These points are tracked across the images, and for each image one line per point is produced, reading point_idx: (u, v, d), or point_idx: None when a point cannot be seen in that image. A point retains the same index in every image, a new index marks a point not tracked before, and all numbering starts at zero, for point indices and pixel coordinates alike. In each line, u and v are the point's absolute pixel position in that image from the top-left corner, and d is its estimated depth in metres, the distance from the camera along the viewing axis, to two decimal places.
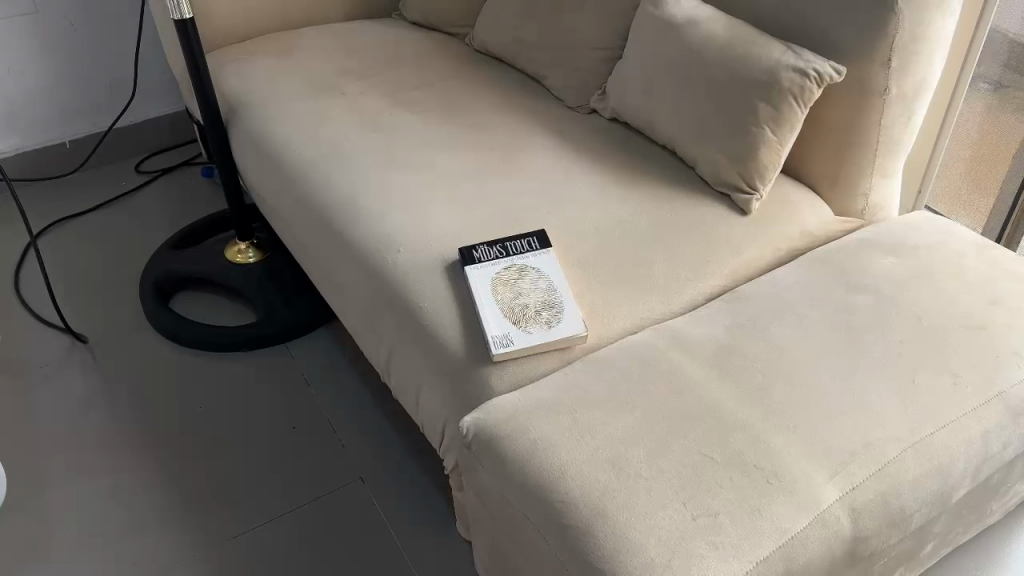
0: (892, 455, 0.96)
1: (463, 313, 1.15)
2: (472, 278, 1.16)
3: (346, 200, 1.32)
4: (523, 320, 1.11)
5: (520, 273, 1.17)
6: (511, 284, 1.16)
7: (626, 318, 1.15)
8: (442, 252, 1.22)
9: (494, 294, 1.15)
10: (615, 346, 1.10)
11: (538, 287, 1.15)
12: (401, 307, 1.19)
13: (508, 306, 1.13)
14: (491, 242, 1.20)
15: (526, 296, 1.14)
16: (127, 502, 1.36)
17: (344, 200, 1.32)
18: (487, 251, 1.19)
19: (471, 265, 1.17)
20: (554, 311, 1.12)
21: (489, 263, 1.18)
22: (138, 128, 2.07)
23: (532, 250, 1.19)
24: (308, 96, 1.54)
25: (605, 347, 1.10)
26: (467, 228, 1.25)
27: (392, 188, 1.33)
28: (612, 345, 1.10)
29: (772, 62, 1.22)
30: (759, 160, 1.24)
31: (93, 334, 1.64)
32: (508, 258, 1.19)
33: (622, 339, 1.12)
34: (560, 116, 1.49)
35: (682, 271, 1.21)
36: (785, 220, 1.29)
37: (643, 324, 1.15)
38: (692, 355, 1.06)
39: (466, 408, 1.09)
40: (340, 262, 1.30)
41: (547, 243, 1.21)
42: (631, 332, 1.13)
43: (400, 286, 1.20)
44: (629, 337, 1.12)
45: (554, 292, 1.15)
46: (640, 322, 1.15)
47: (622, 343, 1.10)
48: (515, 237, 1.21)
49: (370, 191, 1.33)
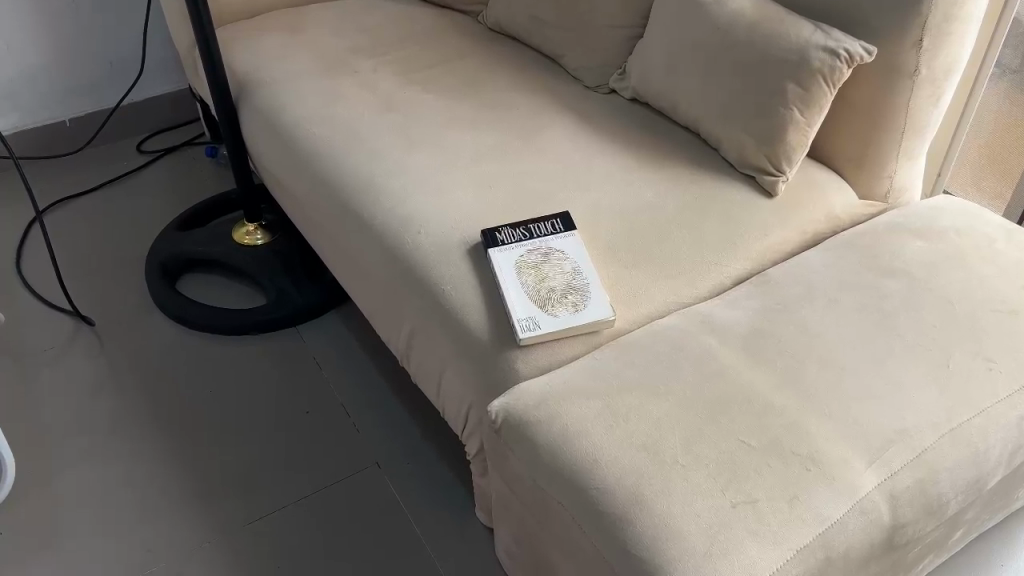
0: (929, 441, 0.95)
1: (487, 297, 1.13)
2: (497, 261, 1.14)
3: (363, 180, 1.29)
4: (549, 303, 1.09)
5: (546, 255, 1.15)
6: (537, 267, 1.13)
7: (653, 302, 1.13)
8: (463, 235, 1.20)
9: (519, 277, 1.12)
10: (644, 331, 1.08)
11: (564, 271, 1.13)
12: (423, 291, 1.16)
13: (534, 289, 1.11)
14: (515, 223, 1.18)
15: (552, 279, 1.12)
16: (139, 489, 1.34)
17: (361, 181, 1.29)
18: (511, 234, 1.17)
19: (495, 248, 1.15)
20: (581, 294, 1.10)
21: (513, 245, 1.16)
22: (141, 107, 2.02)
23: (557, 233, 1.17)
24: (320, 74, 1.50)
25: (634, 331, 1.08)
26: (488, 211, 1.23)
27: (410, 169, 1.30)
28: (641, 329, 1.08)
29: (801, 43, 1.19)
30: (786, 142, 1.22)
31: (100, 318, 1.61)
32: (533, 241, 1.16)
33: (650, 323, 1.10)
34: (578, 96, 1.47)
35: (708, 256, 1.18)
36: (810, 204, 1.27)
37: (670, 309, 1.13)
38: (723, 338, 1.04)
39: (491, 394, 1.07)
40: (357, 244, 1.27)
41: (572, 225, 1.18)
42: (659, 317, 1.11)
43: (421, 270, 1.17)
44: (657, 322, 1.10)
45: (581, 275, 1.12)
46: (667, 307, 1.13)
47: (651, 327, 1.08)
48: (539, 220, 1.18)
49: (387, 171, 1.30)
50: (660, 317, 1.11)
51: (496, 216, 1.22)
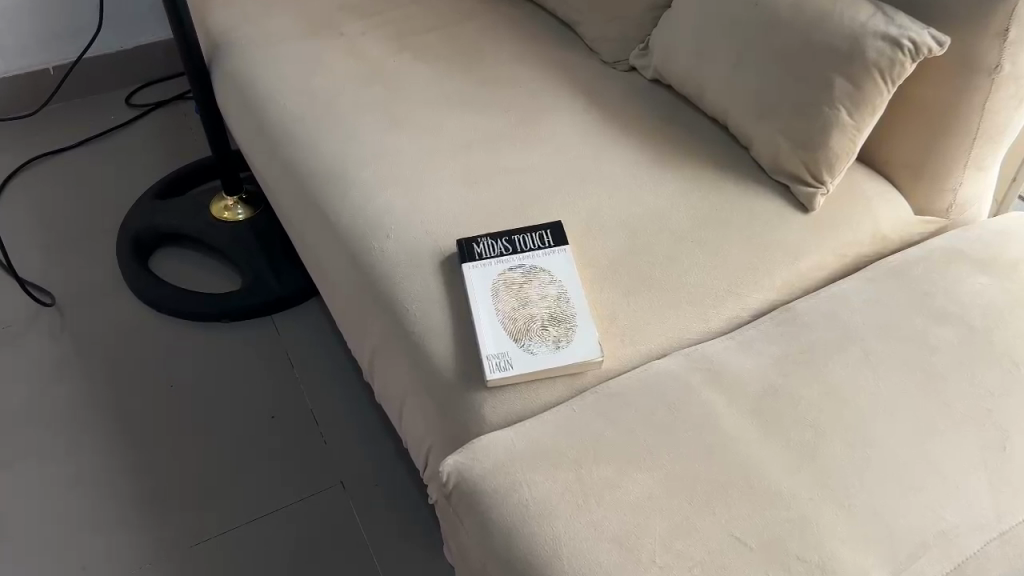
0: (972, 548, 0.77)
1: (457, 323, 0.96)
2: (470, 280, 0.97)
3: (332, 168, 1.12)
4: (527, 337, 0.92)
5: (528, 276, 0.97)
6: (517, 290, 0.96)
7: (652, 338, 0.95)
8: (439, 242, 1.02)
9: (495, 301, 0.95)
10: (637, 377, 0.90)
11: (548, 296, 0.95)
12: (387, 308, 1.00)
13: (511, 317, 0.94)
14: (497, 234, 1.01)
15: (532, 305, 0.95)
16: (83, 493, 1.21)
17: (330, 169, 1.12)
18: (490, 247, 1.00)
19: (470, 262, 0.98)
20: (565, 327, 0.93)
21: (492, 261, 0.98)
22: (130, 55, 1.87)
23: (544, 248, 1.00)
24: (303, 36, 1.32)
25: (625, 376, 0.91)
26: (471, 219, 1.05)
27: (387, 156, 1.13)
28: (634, 374, 0.91)
29: (857, 29, 0.98)
30: (829, 149, 1.02)
31: (64, 293, 1.48)
32: (515, 256, 0.99)
33: (646, 367, 0.92)
34: (592, 73, 1.26)
35: (726, 282, 1.00)
36: (854, 222, 1.06)
37: (673, 348, 0.95)
38: (732, 396, 0.87)
39: (453, 440, 0.91)
40: (322, 243, 1.11)
41: (564, 238, 1.00)
42: (660, 358, 0.93)
43: (387, 283, 1.01)
44: (655, 364, 0.92)
45: (567, 302, 0.95)
46: (670, 346, 0.95)
47: (646, 372, 0.91)
48: (524, 232, 1.01)
49: (360, 158, 1.13)
50: (660, 357, 0.94)
51: (482, 223, 1.04)
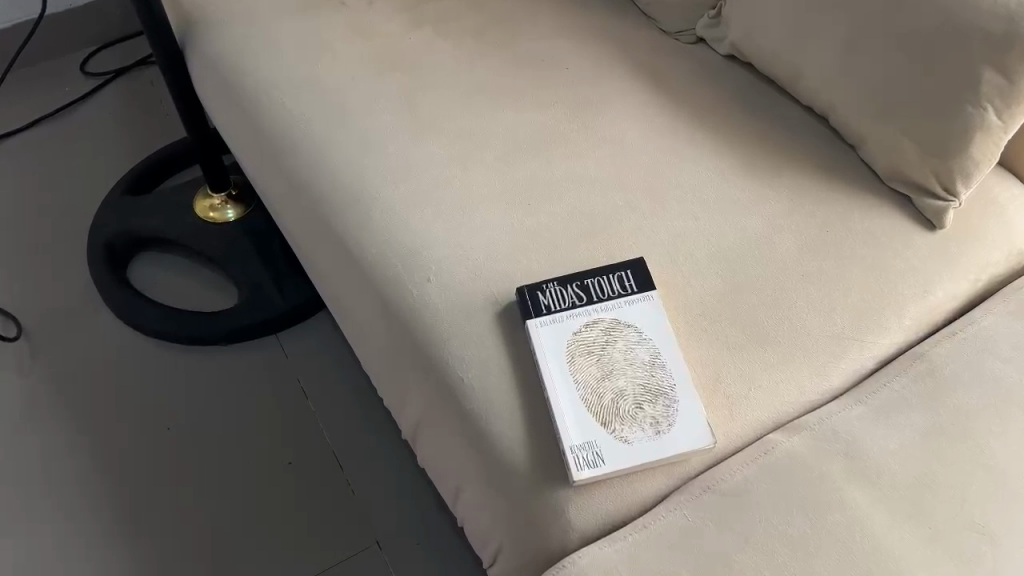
0: None
1: (525, 398, 0.78)
2: (539, 345, 0.78)
3: (350, 187, 0.91)
4: (617, 421, 0.75)
5: (610, 335, 0.79)
6: (598, 355, 0.78)
7: (763, 409, 0.79)
8: (494, 287, 0.83)
9: (572, 372, 0.77)
10: (754, 469, 0.74)
11: (637, 362, 0.78)
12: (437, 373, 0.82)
13: (594, 394, 0.76)
14: (565, 279, 0.82)
15: (620, 375, 0.77)
16: (74, 568, 1.03)
17: (347, 188, 0.91)
18: (560, 297, 0.81)
19: (538, 320, 0.79)
20: (663, 405, 0.75)
21: (563, 317, 0.80)
22: (82, 16, 1.61)
23: (625, 295, 0.81)
24: (297, 9, 1.09)
25: (739, 467, 0.75)
26: (530, 253, 0.85)
27: (416, 169, 0.92)
28: (749, 463, 0.75)
29: (1015, 8, 0.76)
30: (967, 157, 0.83)
31: (31, 314, 1.27)
32: (590, 308, 0.81)
33: (763, 449, 0.76)
34: (652, 47, 1.05)
35: (844, 328, 0.83)
36: (985, 239, 0.89)
37: (788, 420, 0.79)
38: (880, 490, 0.71)
39: (532, 550, 0.74)
40: (344, 281, 0.91)
41: (649, 281, 0.82)
42: (776, 436, 0.77)
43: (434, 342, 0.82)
44: (774, 447, 0.76)
45: (662, 370, 0.77)
46: (785, 418, 0.79)
47: (764, 460, 0.75)
48: (598, 274, 0.82)
49: (383, 173, 0.91)
50: (774, 433, 0.78)
51: (545, 260, 0.84)
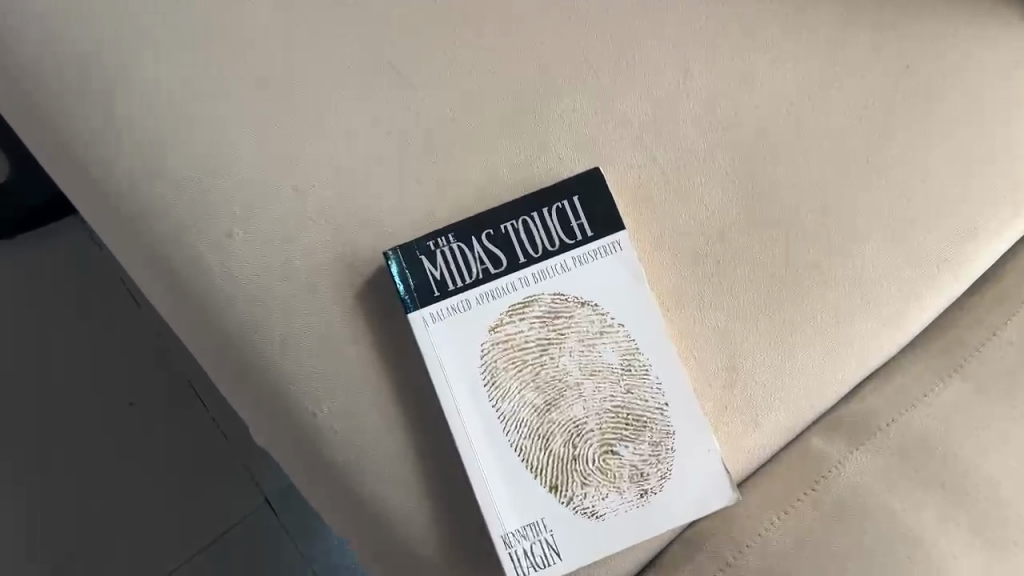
0: None
1: (423, 442, 0.47)
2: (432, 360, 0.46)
3: (54, 53, 0.47)
4: (577, 482, 0.45)
5: (553, 326, 0.46)
6: (537, 365, 0.46)
7: (802, 401, 0.49)
8: (350, 245, 0.47)
9: (494, 403, 0.46)
10: (810, 512, 0.47)
11: (603, 373, 0.46)
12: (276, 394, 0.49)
13: (535, 437, 0.45)
14: (467, 227, 0.47)
15: (576, 401, 0.46)
16: None
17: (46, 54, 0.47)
18: (460, 264, 0.47)
19: (426, 315, 0.46)
20: (650, 446, 0.46)
21: (469, 300, 0.47)
22: None
23: (571, 244, 0.47)
24: None
25: (784, 509, 0.47)
26: (402, 173, 0.47)
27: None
28: (799, 500, 0.47)
29: None
30: None
31: None
32: (515, 275, 0.47)
33: (815, 471, 0.48)
34: None
35: (929, 244, 0.50)
36: None
37: (835, 404, 0.50)
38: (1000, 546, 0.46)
39: None
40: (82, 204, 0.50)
41: (610, 213, 0.47)
42: (823, 445, 0.49)
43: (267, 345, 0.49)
44: (833, 468, 0.48)
45: (643, 379, 0.46)
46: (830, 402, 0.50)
47: (823, 493, 0.47)
48: (523, 214, 0.47)
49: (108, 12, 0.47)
50: (816, 433, 0.50)
51: (429, 184, 0.47)
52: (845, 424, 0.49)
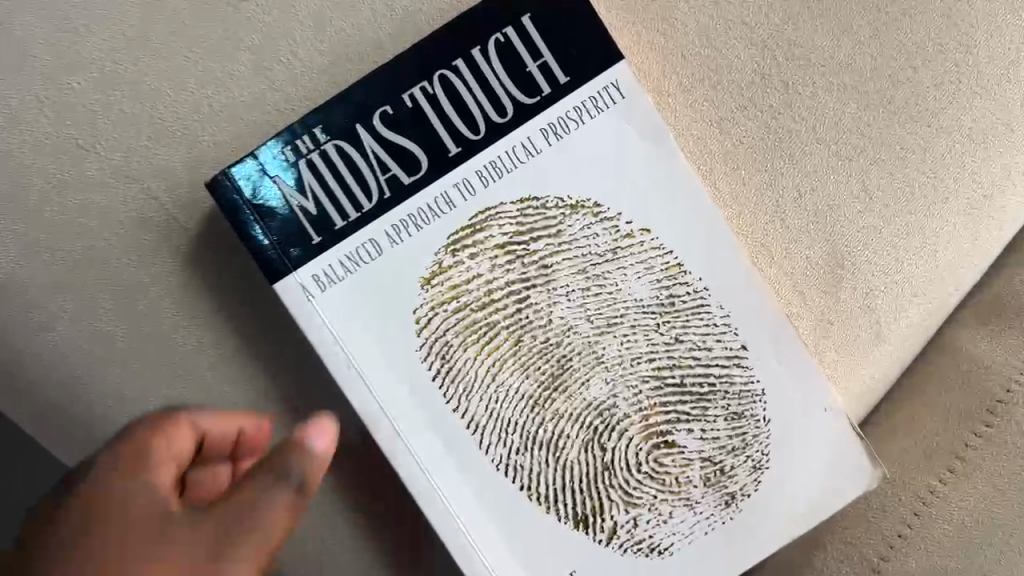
0: None
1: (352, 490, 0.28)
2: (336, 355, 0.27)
3: None
4: (617, 504, 0.27)
5: (529, 257, 0.26)
6: (514, 329, 0.27)
7: (953, 276, 0.28)
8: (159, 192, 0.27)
9: (456, 406, 0.27)
10: (993, 470, 0.25)
11: (629, 321, 0.27)
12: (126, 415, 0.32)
13: (533, 447, 0.27)
14: (346, 114, 0.26)
15: (591, 376, 0.27)
16: None
17: None
18: (348, 181, 0.26)
19: (310, 282, 0.26)
20: (728, 423, 0.27)
21: (379, 239, 0.26)
22: None
23: (534, 102, 0.26)
24: None
25: (948, 465, 0.25)
26: (215, 44, 0.27)
27: None
28: (970, 449, 0.25)
29: None
30: None
31: None
32: (447, 177, 0.26)
33: (980, 393, 0.26)
34: None
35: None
36: None
37: (1000, 263, 0.28)
38: None
39: None
40: None
41: (594, 32, 0.26)
42: (981, 348, 0.26)
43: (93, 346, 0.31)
44: (1014, 384, 0.25)
45: (697, 315, 0.27)
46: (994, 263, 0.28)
47: (1008, 434, 0.25)
48: (437, 69, 0.26)
49: None
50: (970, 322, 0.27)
51: (265, 55, 0.27)
52: (1016, 298, 0.26)
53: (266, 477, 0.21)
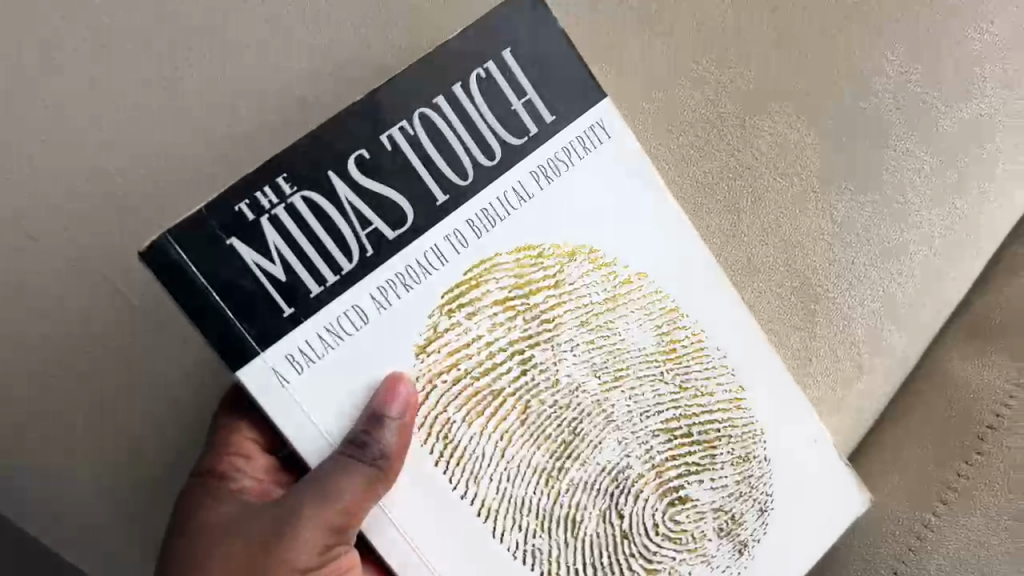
0: None
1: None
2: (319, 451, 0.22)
3: None
4: (639, 573, 0.25)
5: (530, 312, 0.24)
6: (520, 395, 0.24)
7: (913, 303, 0.29)
8: None
9: (465, 492, 0.23)
10: (987, 499, 0.25)
11: (635, 372, 0.25)
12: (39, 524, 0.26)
13: (552, 526, 0.24)
14: (313, 160, 0.22)
15: (603, 437, 0.24)
16: None
17: None
18: (322, 239, 0.22)
19: (283, 364, 0.21)
20: (734, 467, 0.26)
21: (364, 304, 0.22)
22: None
23: (522, 142, 0.24)
24: None
25: (942, 495, 0.26)
26: None
27: None
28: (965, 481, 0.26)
29: None
30: None
31: None
32: (436, 228, 0.23)
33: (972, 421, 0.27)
34: None
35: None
36: None
37: (980, 287, 0.29)
38: None
39: None
40: None
41: (579, 68, 0.24)
42: (969, 371, 0.27)
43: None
44: (1003, 408, 0.26)
45: (698, 358, 0.26)
46: (964, 283, 0.29)
47: (998, 462, 0.26)
48: (416, 107, 0.23)
49: None
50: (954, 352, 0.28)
51: None
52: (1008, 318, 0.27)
53: (345, 455, 0.21)
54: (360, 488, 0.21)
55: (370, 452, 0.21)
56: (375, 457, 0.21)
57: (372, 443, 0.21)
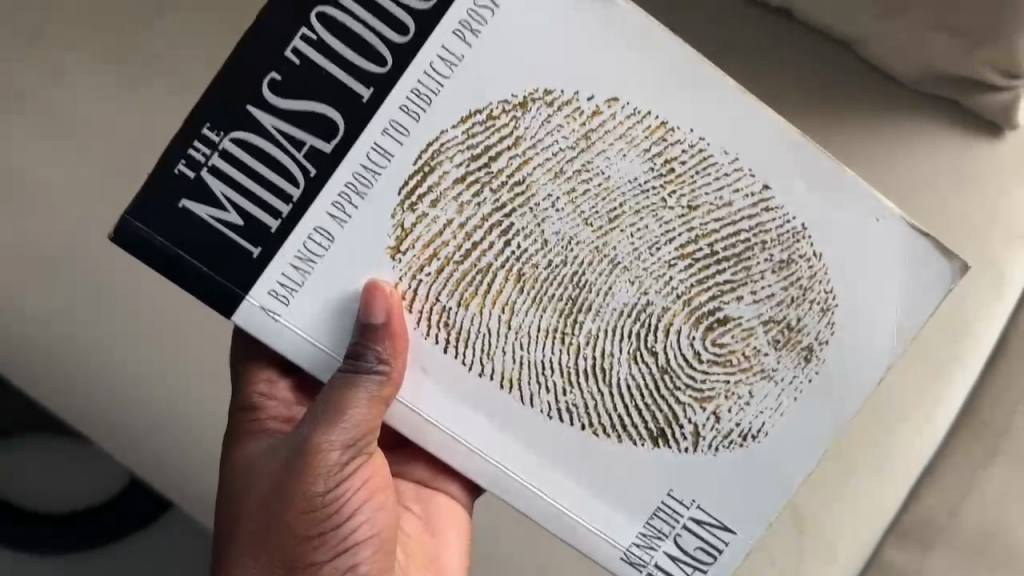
0: None
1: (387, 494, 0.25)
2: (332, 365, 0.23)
3: None
4: (690, 405, 0.24)
5: (497, 181, 0.23)
6: (508, 265, 0.23)
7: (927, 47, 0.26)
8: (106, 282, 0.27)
9: (482, 371, 0.23)
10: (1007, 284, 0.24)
11: (631, 207, 0.23)
12: (157, 444, 0.33)
13: (581, 382, 0.24)
14: (231, 100, 0.22)
15: (613, 282, 0.23)
16: None
17: None
18: (263, 173, 0.22)
19: (269, 300, 0.22)
20: (778, 274, 0.24)
21: (325, 224, 0.22)
22: None
23: (433, 3, 0.22)
24: None
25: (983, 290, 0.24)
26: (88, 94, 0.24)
27: None
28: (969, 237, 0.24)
29: None
30: None
31: None
32: (371, 126, 0.22)
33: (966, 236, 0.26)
34: None
35: (998, 162, 0.30)
36: None
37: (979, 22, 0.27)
38: None
39: None
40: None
41: None
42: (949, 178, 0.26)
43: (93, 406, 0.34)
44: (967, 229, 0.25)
45: (703, 169, 0.23)
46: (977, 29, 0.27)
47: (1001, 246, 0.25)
48: (313, 8, 0.22)
49: None
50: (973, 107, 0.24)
51: None
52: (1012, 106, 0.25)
53: (348, 368, 0.22)
54: (367, 400, 0.22)
55: (368, 363, 0.22)
56: (373, 366, 0.22)
57: (367, 355, 0.22)
